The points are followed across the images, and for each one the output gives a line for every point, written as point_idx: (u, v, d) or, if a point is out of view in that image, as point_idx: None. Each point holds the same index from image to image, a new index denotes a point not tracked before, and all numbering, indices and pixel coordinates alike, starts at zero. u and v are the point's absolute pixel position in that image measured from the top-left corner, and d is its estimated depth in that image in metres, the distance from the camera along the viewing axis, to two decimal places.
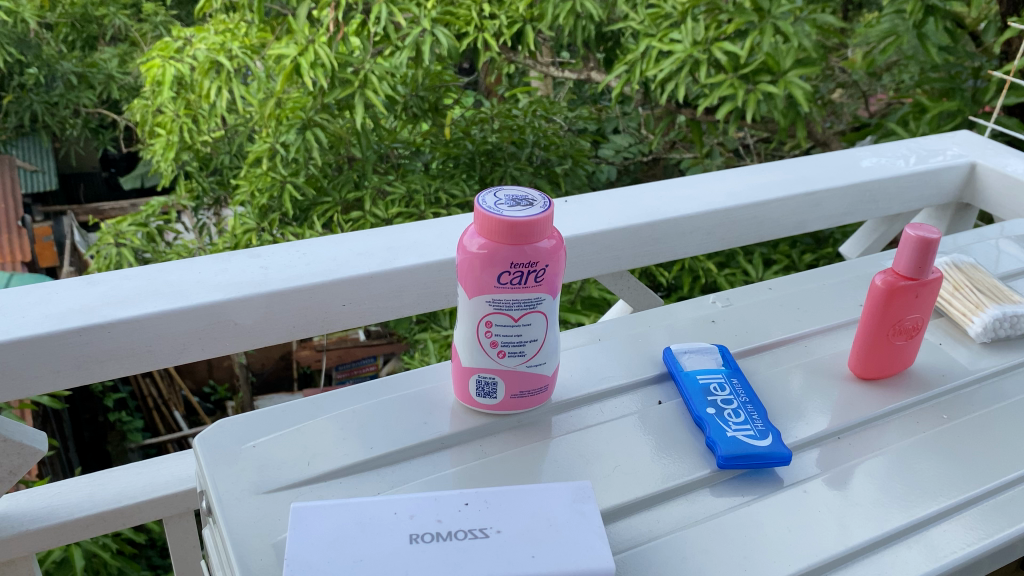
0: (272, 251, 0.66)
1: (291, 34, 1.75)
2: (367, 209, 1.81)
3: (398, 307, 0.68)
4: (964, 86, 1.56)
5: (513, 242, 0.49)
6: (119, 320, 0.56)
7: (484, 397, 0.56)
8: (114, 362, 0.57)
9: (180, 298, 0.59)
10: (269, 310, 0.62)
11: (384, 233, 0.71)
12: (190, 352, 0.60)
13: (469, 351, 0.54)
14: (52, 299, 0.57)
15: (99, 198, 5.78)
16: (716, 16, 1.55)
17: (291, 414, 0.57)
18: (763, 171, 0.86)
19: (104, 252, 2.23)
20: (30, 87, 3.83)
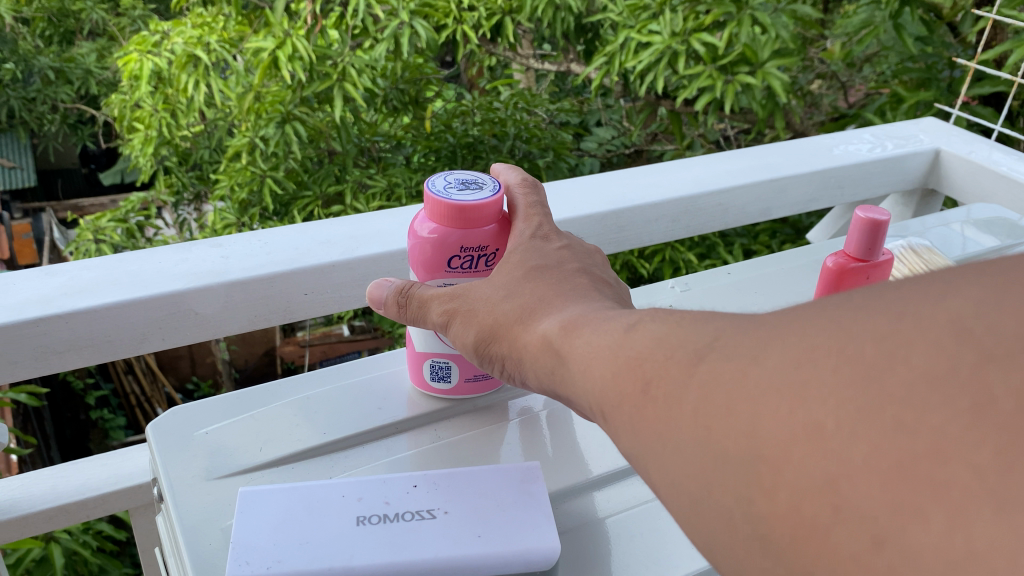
0: (234, 240, 0.66)
1: (269, 27, 1.74)
2: (348, 203, 1.82)
3: (363, 295, 0.68)
4: (940, 76, 1.57)
5: (462, 226, 0.51)
6: (76, 310, 0.55)
7: (438, 381, 0.57)
8: (72, 352, 0.57)
9: (138, 288, 0.58)
10: (229, 299, 0.61)
11: (348, 221, 0.71)
12: (149, 342, 0.60)
13: (422, 337, 0.55)
14: (8, 290, 0.57)
15: (78, 194, 5.75)
16: (695, 7, 1.55)
17: (245, 401, 0.57)
18: (730, 158, 0.87)
19: (83, 249, 2.22)
20: (7, 83, 3.81)
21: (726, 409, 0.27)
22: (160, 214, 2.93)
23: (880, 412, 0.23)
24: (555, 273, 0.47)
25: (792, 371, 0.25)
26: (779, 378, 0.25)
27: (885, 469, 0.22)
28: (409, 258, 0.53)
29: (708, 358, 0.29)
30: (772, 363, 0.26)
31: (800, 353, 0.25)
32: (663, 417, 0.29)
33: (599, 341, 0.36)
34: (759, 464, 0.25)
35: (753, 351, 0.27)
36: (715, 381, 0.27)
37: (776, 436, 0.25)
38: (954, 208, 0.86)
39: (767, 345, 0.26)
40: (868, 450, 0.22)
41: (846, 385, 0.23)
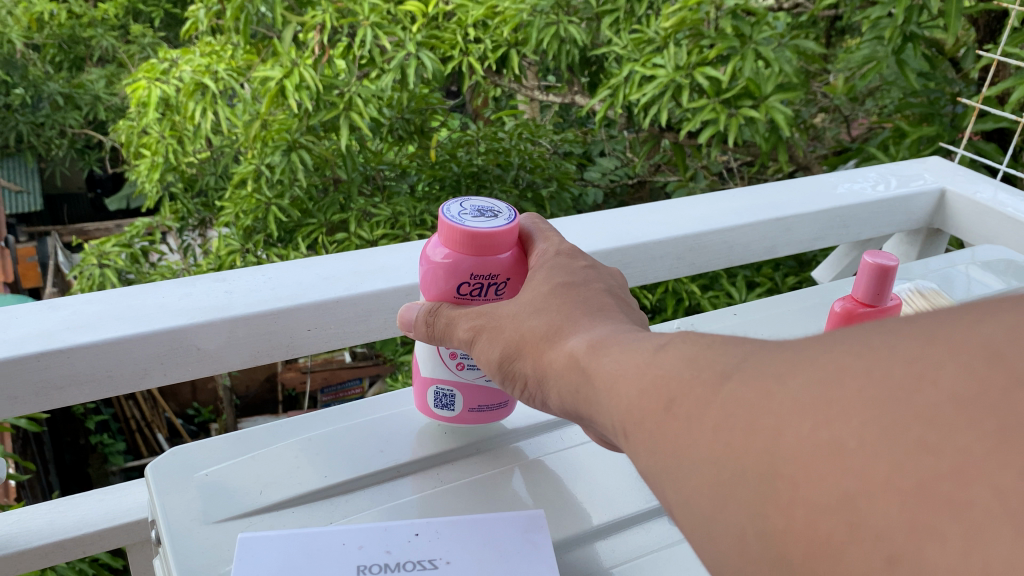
0: (237, 275, 0.66)
1: (276, 56, 1.76)
2: (352, 231, 1.82)
3: (366, 331, 0.68)
4: (944, 112, 1.57)
5: (474, 254, 0.51)
6: (79, 345, 0.55)
7: (443, 408, 0.58)
8: (74, 387, 0.57)
9: (142, 323, 0.58)
10: (232, 334, 0.61)
11: (352, 256, 0.71)
12: (151, 377, 0.60)
13: (430, 359, 0.56)
14: (10, 324, 0.57)
15: (84, 219, 5.78)
16: (699, 42, 1.55)
17: (246, 442, 0.57)
18: (736, 196, 0.87)
19: (87, 273, 2.23)
20: (16, 108, 3.85)
21: (749, 426, 0.27)
22: (165, 240, 2.94)
23: (903, 432, 0.23)
24: (583, 292, 0.47)
25: (816, 390, 0.26)
26: (804, 394, 0.26)
27: (904, 488, 0.22)
28: (422, 280, 0.54)
29: (733, 377, 0.29)
30: (797, 382, 0.26)
31: (826, 372, 0.26)
32: (687, 434, 0.30)
33: (627, 362, 0.37)
34: (776, 481, 0.26)
35: (778, 370, 0.28)
36: (739, 401, 0.28)
37: (795, 454, 0.25)
38: (960, 249, 0.86)
39: (793, 364, 0.27)
40: (887, 469, 0.23)
41: (868, 403, 0.24)
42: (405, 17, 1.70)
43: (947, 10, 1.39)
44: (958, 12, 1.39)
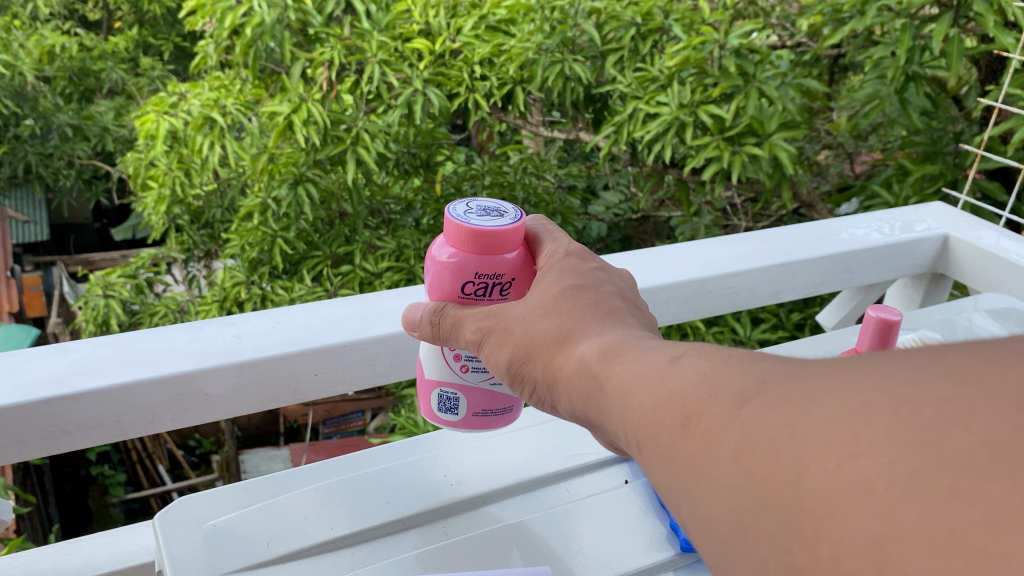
0: (245, 320, 0.67)
1: (285, 92, 1.78)
2: (357, 263, 1.84)
3: (372, 375, 0.68)
4: (947, 150, 1.58)
5: (480, 252, 0.51)
6: (88, 390, 0.56)
7: (446, 414, 0.57)
8: (81, 432, 0.57)
9: (151, 368, 0.58)
10: (240, 379, 0.61)
11: (358, 301, 0.71)
12: (159, 422, 0.60)
13: (435, 361, 0.56)
14: (21, 369, 0.57)
15: (90, 249, 5.81)
16: (703, 80, 1.57)
17: (253, 491, 0.57)
18: (740, 241, 0.87)
19: (92, 304, 2.24)
20: (26, 139, 3.89)
21: (775, 456, 0.27)
22: (170, 271, 2.95)
23: (936, 476, 0.23)
24: (594, 295, 0.48)
25: (843, 425, 0.26)
26: (830, 430, 0.26)
27: (937, 535, 0.22)
28: (426, 279, 0.54)
29: (752, 401, 0.29)
30: (821, 414, 0.26)
31: (855, 407, 0.26)
32: (705, 455, 0.30)
33: (641, 375, 0.37)
34: (802, 515, 0.26)
35: (804, 400, 0.28)
36: (762, 429, 0.28)
37: (822, 488, 0.25)
38: (964, 296, 0.86)
39: (819, 394, 0.27)
40: (917, 517, 0.23)
41: (896, 443, 0.24)
42: (412, 54, 1.73)
43: (948, 51, 1.41)
44: (959, 53, 1.41)
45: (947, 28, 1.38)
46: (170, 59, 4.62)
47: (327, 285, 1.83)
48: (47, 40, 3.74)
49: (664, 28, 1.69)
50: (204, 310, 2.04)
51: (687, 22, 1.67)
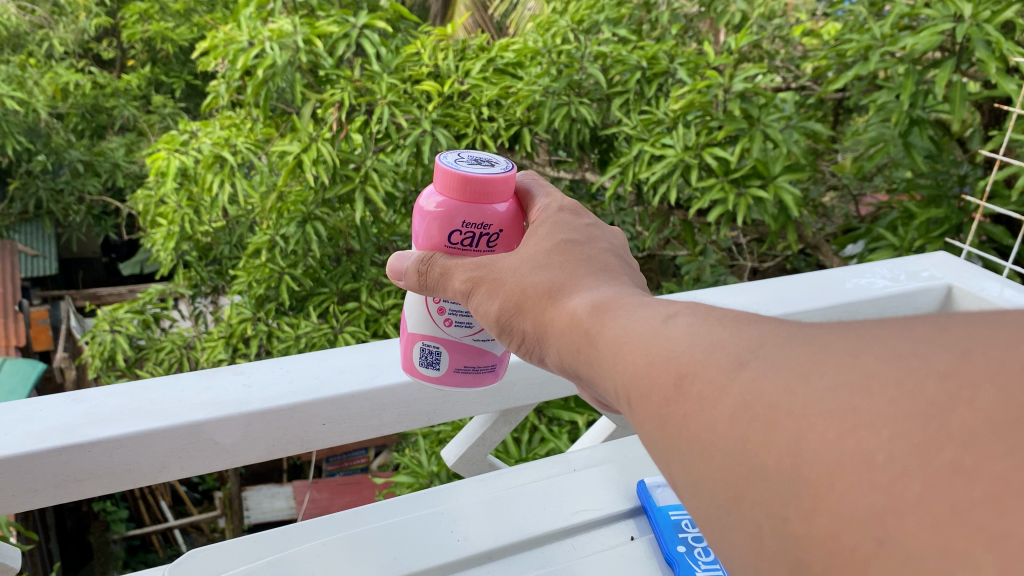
0: (255, 368, 0.67)
1: (295, 132, 1.81)
2: (363, 300, 1.85)
3: (379, 425, 0.68)
4: (952, 193, 1.58)
5: (468, 200, 0.53)
6: (99, 438, 0.56)
7: (428, 366, 0.62)
8: (91, 480, 0.58)
9: (162, 416, 0.59)
10: (249, 429, 0.62)
11: (366, 350, 0.72)
12: (169, 471, 0.61)
13: (420, 315, 0.62)
14: (34, 415, 0.58)
15: (97, 283, 5.84)
16: (707, 123, 1.60)
17: (260, 547, 0.57)
18: (743, 290, 0.88)
19: (99, 339, 2.25)
20: (37, 175, 3.93)
21: (771, 424, 0.26)
22: (176, 307, 2.97)
23: (936, 452, 0.22)
24: (586, 253, 0.49)
25: (844, 396, 0.25)
26: (827, 402, 0.25)
27: (936, 510, 0.21)
28: (415, 227, 0.57)
29: (750, 366, 0.29)
30: (822, 383, 0.26)
31: (856, 378, 0.25)
32: (699, 416, 0.30)
33: (633, 327, 0.38)
34: (799, 485, 0.25)
35: (803, 370, 0.27)
36: (759, 396, 0.27)
37: (819, 458, 0.24)
38: None
39: (821, 367, 0.26)
40: (919, 491, 0.21)
41: (897, 417, 0.23)
42: (421, 96, 1.75)
43: (951, 96, 1.43)
44: (962, 98, 1.42)
45: (949, 73, 1.40)
46: (181, 97, 4.69)
47: (332, 322, 1.83)
48: (61, 78, 3.81)
49: (669, 72, 1.72)
50: (210, 346, 2.04)
51: (691, 66, 1.71)
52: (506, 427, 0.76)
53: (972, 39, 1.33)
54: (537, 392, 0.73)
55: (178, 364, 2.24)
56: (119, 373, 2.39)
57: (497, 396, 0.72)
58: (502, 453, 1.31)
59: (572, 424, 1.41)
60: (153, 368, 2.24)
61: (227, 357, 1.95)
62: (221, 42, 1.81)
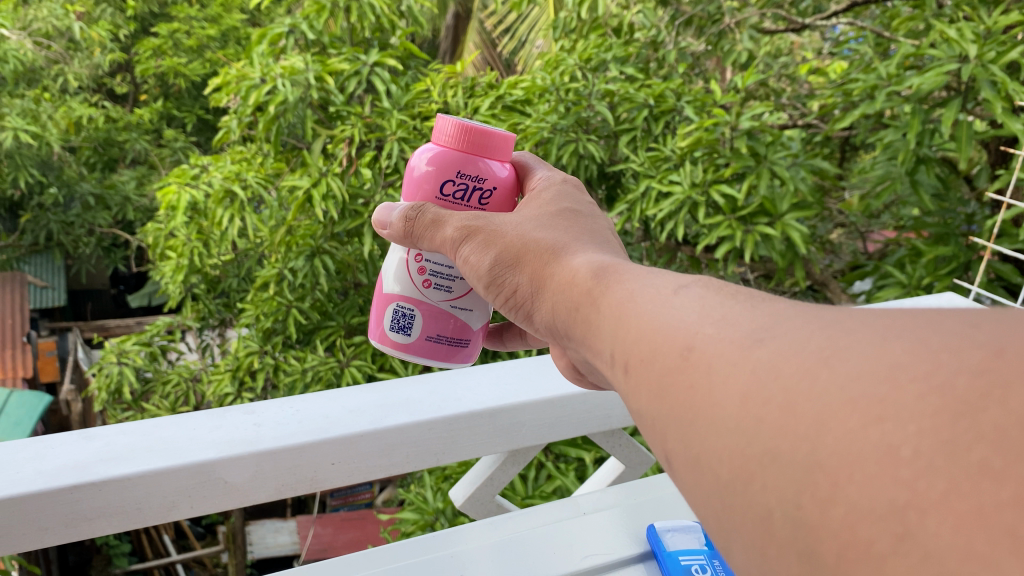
0: (266, 407, 0.68)
1: (305, 167, 1.83)
2: (371, 333, 1.85)
3: (388, 465, 0.67)
4: (959, 231, 1.59)
5: (466, 150, 0.61)
6: (110, 478, 0.57)
7: (400, 330, 0.65)
8: (101, 519, 0.58)
9: (171, 457, 0.60)
10: (258, 468, 0.62)
11: (377, 389, 0.72)
12: (178, 510, 0.61)
13: (400, 278, 0.64)
14: (46, 454, 0.60)
15: (105, 315, 5.86)
16: (715, 160, 1.61)
17: None
18: None
19: (106, 371, 2.26)
20: (49, 207, 3.97)
21: (789, 410, 0.25)
22: (184, 339, 2.97)
23: (964, 448, 0.20)
24: (584, 225, 0.52)
25: (869, 384, 0.23)
26: (851, 390, 0.24)
27: (962, 510, 0.20)
28: (408, 177, 0.62)
29: (768, 347, 0.28)
30: (844, 369, 0.24)
31: (883, 368, 0.24)
32: (713, 395, 0.29)
33: (640, 288, 0.39)
34: (816, 474, 0.23)
35: (826, 355, 0.26)
36: (776, 378, 0.26)
37: (839, 449, 0.23)
38: None
39: (846, 352, 0.25)
40: (946, 487, 0.20)
41: (926, 411, 0.22)
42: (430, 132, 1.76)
43: (958, 135, 1.43)
44: (969, 137, 1.43)
45: (957, 112, 1.41)
46: (193, 131, 4.74)
47: (339, 355, 1.83)
48: (75, 112, 3.86)
49: (676, 110, 1.74)
50: (216, 379, 2.04)
51: (698, 104, 1.73)
52: (515, 468, 0.76)
53: (978, 78, 1.34)
54: (545, 432, 0.73)
55: (184, 397, 2.24)
56: (126, 406, 2.39)
57: (506, 437, 0.71)
58: (508, 490, 1.30)
59: (579, 460, 1.40)
60: (159, 401, 2.24)
61: (233, 390, 1.94)
62: (233, 78, 1.83)
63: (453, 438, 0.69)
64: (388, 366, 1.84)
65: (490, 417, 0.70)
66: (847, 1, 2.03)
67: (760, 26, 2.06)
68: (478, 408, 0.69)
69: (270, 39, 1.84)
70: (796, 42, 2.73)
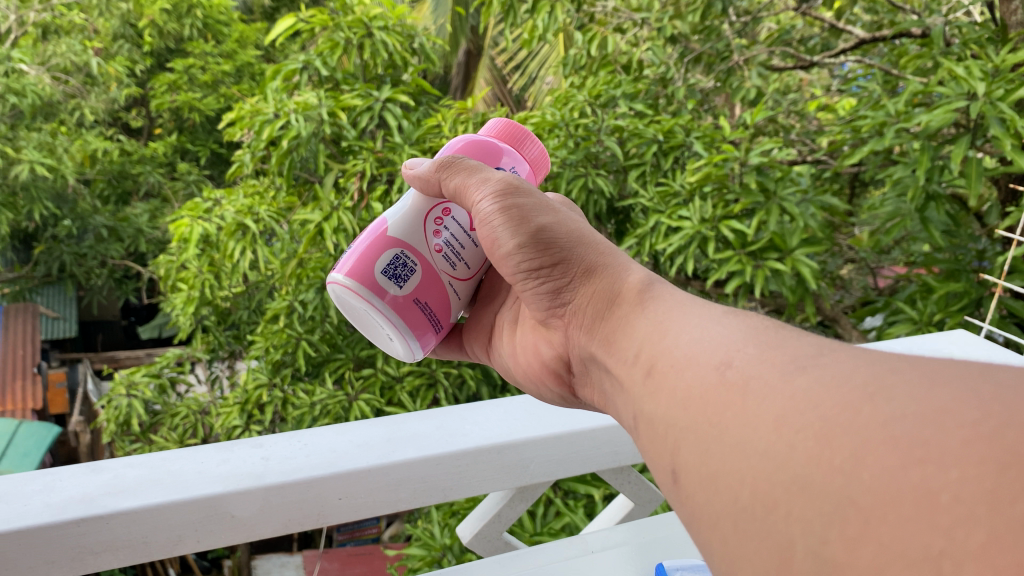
0: (274, 442, 0.68)
1: (317, 201, 1.84)
2: (379, 366, 1.85)
3: (396, 500, 0.67)
4: (970, 267, 1.58)
5: (514, 145, 0.69)
6: (118, 511, 0.57)
7: (393, 276, 0.64)
8: (108, 553, 0.58)
9: (180, 490, 0.60)
10: (266, 502, 0.62)
11: (384, 424, 0.72)
12: (186, 544, 0.61)
13: (413, 228, 0.64)
14: (54, 487, 0.60)
15: (115, 347, 5.87)
16: (724, 196, 1.62)
17: None
18: None
19: (115, 403, 2.26)
20: (62, 239, 4.01)
21: (829, 443, 0.28)
22: (194, 371, 2.98)
23: (1007, 505, 0.22)
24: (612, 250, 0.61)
25: (912, 426, 0.26)
26: (894, 432, 0.26)
27: (1001, 564, 0.21)
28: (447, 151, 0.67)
29: (805, 375, 0.32)
30: (889, 409, 0.27)
31: (928, 411, 0.26)
32: (750, 412, 0.32)
33: (688, 298, 0.46)
34: (848, 509, 0.26)
35: (870, 392, 0.28)
36: (813, 409, 0.29)
37: (875, 485, 0.25)
38: None
39: (889, 393, 0.28)
40: (986, 537, 0.22)
41: (968, 459, 0.24)
42: None
43: (968, 172, 1.43)
44: (979, 173, 1.43)
45: (966, 149, 1.41)
46: (206, 164, 4.79)
47: (347, 389, 1.82)
48: (90, 145, 3.91)
49: (685, 145, 1.75)
50: (225, 412, 2.03)
51: (707, 140, 1.74)
52: (521, 504, 0.75)
53: (987, 116, 1.34)
54: (553, 468, 0.72)
55: (192, 429, 2.23)
56: (134, 438, 2.39)
57: (514, 473, 0.71)
58: (516, 527, 1.29)
59: (588, 497, 1.39)
60: (167, 434, 2.24)
61: (241, 422, 1.94)
62: (247, 113, 1.86)
63: (461, 474, 0.69)
64: (395, 399, 1.84)
65: (498, 452, 0.69)
66: (855, 39, 2.04)
67: (769, 64, 2.08)
68: (486, 443, 0.69)
69: (284, 75, 1.86)
70: (805, 79, 2.75)
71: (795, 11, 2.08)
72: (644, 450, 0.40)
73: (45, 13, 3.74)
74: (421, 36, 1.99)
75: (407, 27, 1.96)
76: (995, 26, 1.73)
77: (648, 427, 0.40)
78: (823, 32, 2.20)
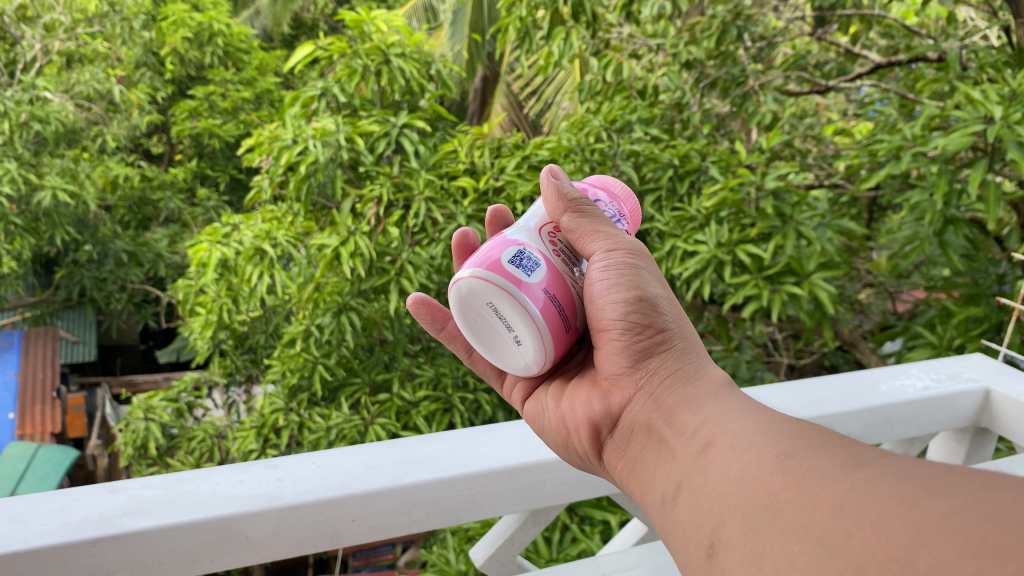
0: (289, 462, 0.68)
1: (334, 226, 1.86)
2: (395, 391, 1.86)
3: (407, 522, 0.67)
4: (989, 291, 1.57)
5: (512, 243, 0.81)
6: (132, 531, 0.58)
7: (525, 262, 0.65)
8: (124, 572, 0.59)
9: (195, 511, 0.60)
10: (280, 526, 0.62)
11: (396, 445, 0.72)
12: (199, 563, 0.61)
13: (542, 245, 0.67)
14: (72, 506, 0.60)
15: (134, 371, 5.90)
16: (740, 220, 1.61)
17: None
18: (775, 392, 0.85)
19: (133, 426, 2.27)
20: (83, 263, 4.06)
21: (885, 533, 0.31)
22: (212, 395, 3.00)
23: None
24: None
25: (970, 520, 0.29)
26: (946, 523, 0.29)
27: None
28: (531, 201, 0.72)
29: (856, 474, 0.35)
30: (945, 503, 0.30)
31: (983, 512, 0.29)
32: (801, 502, 0.36)
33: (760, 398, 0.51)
34: None
35: (927, 488, 0.32)
36: (872, 503, 0.33)
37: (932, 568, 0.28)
38: (1005, 457, 0.81)
39: (946, 491, 0.31)
40: None
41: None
42: (457, 192, 1.79)
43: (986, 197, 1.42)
44: (997, 197, 1.41)
45: (983, 173, 1.40)
46: (224, 190, 4.84)
47: (364, 413, 1.82)
48: (112, 171, 3.97)
49: (701, 170, 1.75)
50: (242, 435, 2.02)
51: (723, 164, 1.74)
52: (534, 527, 0.74)
53: (1004, 139, 1.32)
54: (566, 491, 0.72)
55: (208, 453, 2.23)
56: (150, 462, 2.39)
57: (528, 494, 0.71)
58: (532, 553, 1.27)
59: (604, 523, 1.38)
60: (184, 457, 2.24)
61: (257, 446, 1.93)
62: (266, 139, 1.87)
63: (475, 495, 0.68)
64: (411, 423, 1.83)
65: (511, 474, 0.69)
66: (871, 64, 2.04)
67: (784, 88, 2.08)
68: (499, 464, 0.69)
69: (302, 102, 1.87)
70: (821, 104, 2.75)
71: (810, 36, 2.08)
72: (687, 518, 0.43)
73: (69, 42, 3.80)
74: (438, 63, 2.00)
75: (423, 55, 1.97)
76: (1011, 50, 1.72)
77: (696, 493, 0.44)
78: (839, 57, 2.20)
